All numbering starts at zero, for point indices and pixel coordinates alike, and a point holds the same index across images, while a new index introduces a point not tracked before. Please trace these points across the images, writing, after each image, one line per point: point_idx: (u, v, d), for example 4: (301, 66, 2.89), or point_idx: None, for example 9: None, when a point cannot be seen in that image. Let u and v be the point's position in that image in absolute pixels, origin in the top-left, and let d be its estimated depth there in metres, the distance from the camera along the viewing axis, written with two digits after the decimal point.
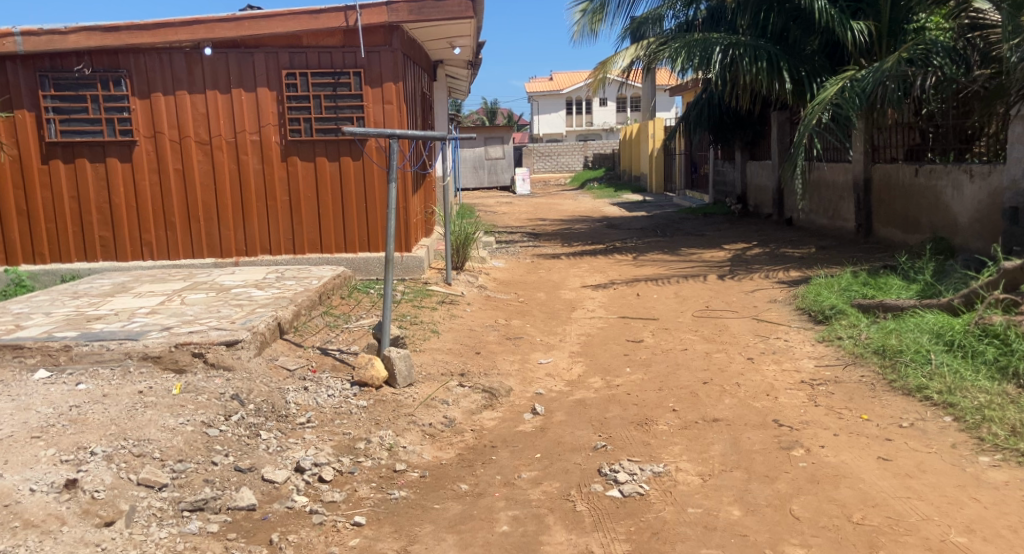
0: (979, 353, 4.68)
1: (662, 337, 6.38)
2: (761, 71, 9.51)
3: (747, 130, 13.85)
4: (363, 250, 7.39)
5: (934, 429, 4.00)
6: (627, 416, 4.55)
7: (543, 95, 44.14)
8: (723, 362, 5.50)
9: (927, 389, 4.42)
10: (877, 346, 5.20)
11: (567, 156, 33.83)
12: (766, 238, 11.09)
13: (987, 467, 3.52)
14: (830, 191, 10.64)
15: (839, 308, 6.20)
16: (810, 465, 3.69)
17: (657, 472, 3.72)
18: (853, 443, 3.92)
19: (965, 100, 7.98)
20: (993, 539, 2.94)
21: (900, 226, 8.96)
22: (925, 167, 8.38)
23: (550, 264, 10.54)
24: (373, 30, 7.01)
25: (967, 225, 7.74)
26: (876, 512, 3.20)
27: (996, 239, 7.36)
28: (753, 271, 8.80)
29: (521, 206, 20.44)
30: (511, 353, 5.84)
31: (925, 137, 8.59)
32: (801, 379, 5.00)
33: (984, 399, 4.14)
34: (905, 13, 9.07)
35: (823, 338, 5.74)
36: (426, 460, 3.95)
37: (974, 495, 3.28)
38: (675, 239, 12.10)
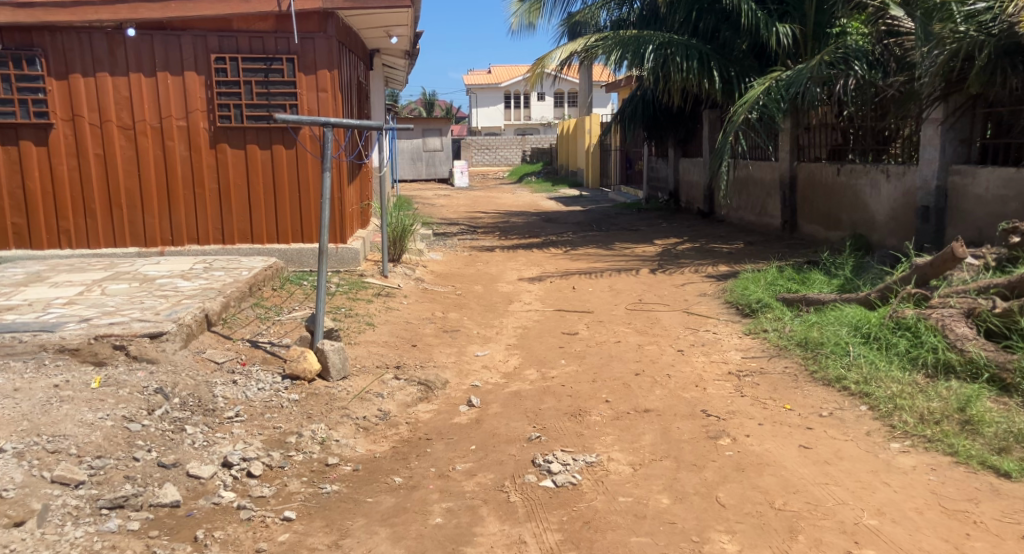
0: (892, 345, 4.88)
1: (596, 329, 6.46)
2: (692, 71, 9.72)
3: (680, 127, 14.15)
4: (295, 242, 7.24)
5: (850, 417, 4.17)
6: (562, 407, 4.59)
7: (481, 88, 44.05)
8: (654, 354, 5.62)
9: (845, 380, 4.61)
10: (799, 338, 5.39)
11: (505, 150, 33.91)
12: (697, 234, 11.34)
13: (898, 452, 3.69)
14: (758, 189, 10.97)
15: (765, 302, 6.41)
16: (736, 453, 3.80)
17: (590, 462, 3.77)
18: (777, 431, 4.05)
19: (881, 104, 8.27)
20: (902, 521, 3.07)
21: (823, 223, 9.30)
22: (846, 166, 8.72)
23: (487, 256, 10.53)
24: (306, 17, 6.86)
25: (883, 222, 8.11)
26: (796, 497, 3.31)
27: (909, 237, 7.74)
28: (685, 265, 8.97)
29: (458, 199, 20.38)
30: (447, 346, 5.82)
31: (847, 138, 8.93)
32: (728, 370, 5.14)
33: (896, 388, 4.33)
34: (829, 17, 9.36)
35: (750, 330, 5.93)
36: (358, 454, 3.90)
37: (885, 479, 3.42)
38: (611, 234, 12.25)
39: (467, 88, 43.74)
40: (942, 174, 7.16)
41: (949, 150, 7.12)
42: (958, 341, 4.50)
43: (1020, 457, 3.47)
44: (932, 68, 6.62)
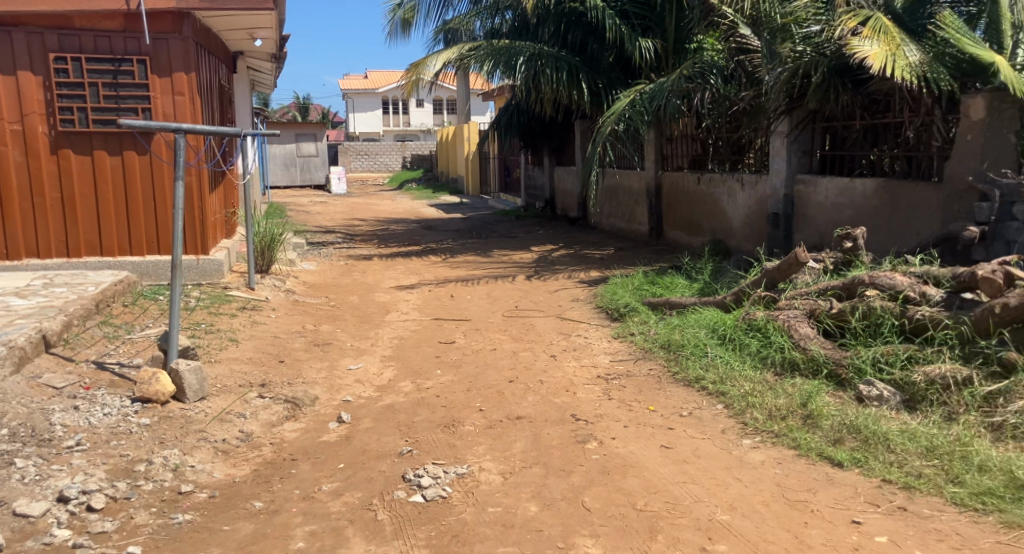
0: (745, 345, 5.15)
1: (473, 338, 6.44)
2: (561, 82, 9.94)
3: (553, 136, 14.45)
4: (151, 253, 6.82)
5: (707, 416, 4.36)
6: (434, 418, 4.54)
7: (357, 93, 43.31)
8: (528, 361, 5.66)
9: (703, 380, 4.82)
10: (663, 341, 5.60)
11: (384, 156, 33.46)
12: (572, 240, 11.59)
13: (749, 448, 3.89)
14: (626, 196, 11.35)
15: (632, 306, 6.63)
16: (602, 456, 3.89)
17: (460, 474, 3.74)
18: (641, 433, 4.17)
19: (735, 117, 8.77)
20: (750, 514, 3.23)
21: (686, 229, 9.75)
22: (705, 176, 9.19)
23: (363, 266, 10.32)
24: (159, 16, 6.49)
25: (739, 229, 8.60)
26: (657, 497, 3.42)
27: (762, 242, 8.23)
28: (560, 271, 9.13)
29: (335, 206, 19.91)
30: (318, 361, 5.64)
31: (706, 148, 9.42)
32: (597, 374, 5.26)
33: (748, 386, 4.58)
34: (686, 33, 9.84)
35: (619, 334, 6.10)
36: (216, 479, 3.70)
37: (737, 475, 3.60)
38: (489, 241, 12.32)
39: (344, 93, 42.91)
40: (789, 184, 7.69)
41: (793, 161, 7.66)
42: (801, 340, 4.80)
43: (851, 447, 3.73)
44: (775, 85, 7.07)
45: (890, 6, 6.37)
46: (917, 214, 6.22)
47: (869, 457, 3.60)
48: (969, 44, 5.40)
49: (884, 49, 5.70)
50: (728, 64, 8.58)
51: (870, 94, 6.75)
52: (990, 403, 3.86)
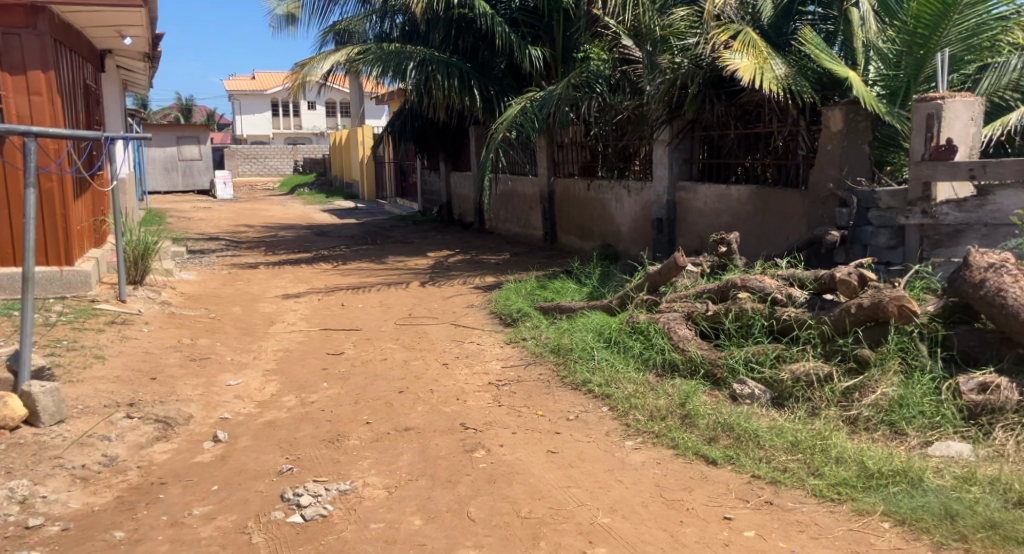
0: (629, 348, 5.27)
1: (362, 348, 6.30)
2: (451, 88, 9.90)
3: (448, 142, 14.41)
4: (6, 266, 6.30)
5: (593, 419, 4.42)
6: (318, 433, 4.39)
7: (245, 94, 41.80)
8: (419, 370, 5.58)
9: (590, 383, 4.89)
10: (552, 345, 5.66)
11: (275, 159, 32.42)
12: (467, 246, 11.57)
13: (631, 450, 3.97)
14: (520, 202, 11.45)
15: (524, 311, 6.67)
16: (489, 465, 3.87)
17: (343, 490, 3.63)
18: (528, 439, 4.18)
19: (620, 125, 8.99)
20: (630, 516, 3.29)
21: (577, 234, 9.94)
22: (595, 182, 9.41)
23: (249, 274, 9.93)
24: (11, 10, 6.01)
25: (627, 234, 8.85)
26: (541, 504, 3.43)
27: (647, 246, 8.52)
28: (453, 277, 9.09)
29: (221, 211, 19.10)
30: (194, 377, 5.35)
31: (595, 155, 9.62)
32: (488, 381, 5.24)
33: (632, 388, 4.68)
34: (574, 43, 10.01)
35: (511, 339, 6.11)
36: (72, 510, 3.43)
37: (620, 477, 3.66)
38: (383, 247, 12.12)
39: (230, 94, 41.33)
40: (671, 191, 7.95)
41: (675, 168, 7.92)
42: (680, 342, 4.96)
43: (724, 444, 3.87)
44: (656, 94, 7.29)
45: (757, 23, 6.82)
46: (786, 219, 6.55)
47: (741, 454, 3.74)
48: (827, 60, 5.80)
49: (753, 63, 5.97)
50: (613, 74, 8.77)
51: (742, 105, 7.08)
52: (848, 397, 4.09)
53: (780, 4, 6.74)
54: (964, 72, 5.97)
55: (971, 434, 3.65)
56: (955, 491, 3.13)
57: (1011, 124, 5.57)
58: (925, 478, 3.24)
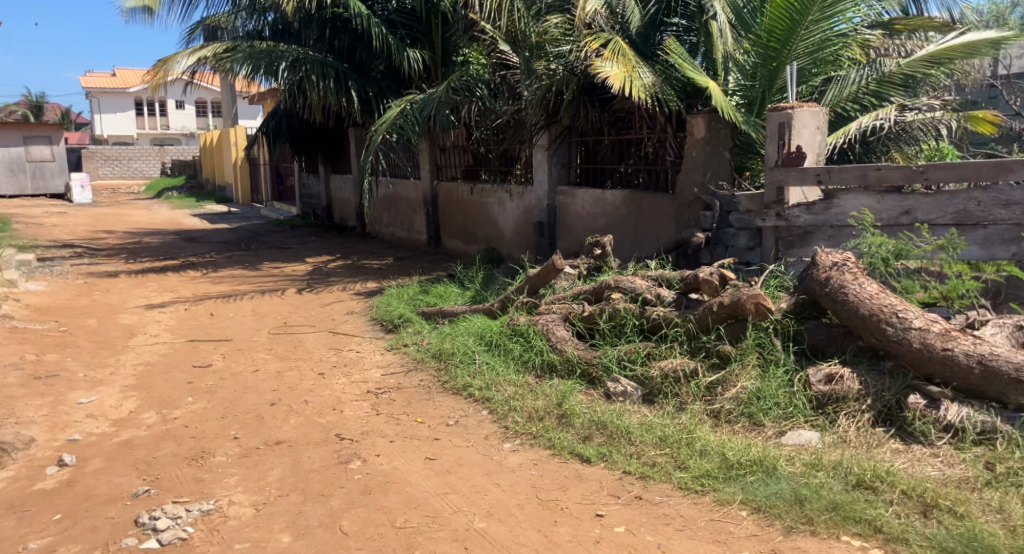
0: (509, 350, 5.30)
1: (232, 359, 6.02)
2: (327, 90, 9.67)
3: (327, 144, 14.07)
4: None
5: (473, 423, 4.42)
6: (180, 451, 4.16)
7: (104, 92, 39.21)
8: (293, 381, 5.39)
9: (470, 387, 4.89)
10: (433, 350, 5.62)
11: (139, 162, 30.61)
12: (347, 250, 11.32)
13: (509, 452, 3.99)
14: (403, 205, 11.34)
15: (406, 317, 6.59)
16: (365, 475, 3.78)
17: (205, 510, 3.45)
18: (406, 447, 4.12)
19: (501, 129, 9.05)
20: (505, 519, 3.30)
21: (461, 238, 9.96)
22: (478, 186, 9.46)
23: (107, 284, 9.31)
24: None
25: (511, 237, 8.96)
26: (416, 512, 3.38)
27: (529, 249, 8.66)
28: (331, 283, 8.87)
29: (78, 217, 17.81)
30: (39, 397, 4.94)
31: (477, 159, 9.66)
32: (367, 389, 5.13)
33: (511, 391, 4.71)
34: (452, 46, 10.00)
35: (392, 346, 6.02)
36: None
37: (497, 481, 3.67)
38: (257, 253, 11.67)
39: (87, 91, 38.67)
40: (551, 195, 8.09)
41: (554, 172, 8.07)
42: (558, 343, 5.03)
43: (598, 442, 3.96)
44: (532, 99, 7.39)
45: (626, 32, 7.05)
46: (657, 221, 6.79)
47: (613, 451, 3.84)
48: (691, 69, 6.08)
49: (623, 71, 6.15)
50: (491, 78, 8.82)
51: (615, 112, 7.29)
52: (712, 391, 4.28)
53: (646, 15, 7.03)
54: (811, 84, 6.39)
55: (820, 422, 3.87)
56: (804, 477, 3.33)
57: (853, 132, 6.02)
58: (778, 466, 3.43)
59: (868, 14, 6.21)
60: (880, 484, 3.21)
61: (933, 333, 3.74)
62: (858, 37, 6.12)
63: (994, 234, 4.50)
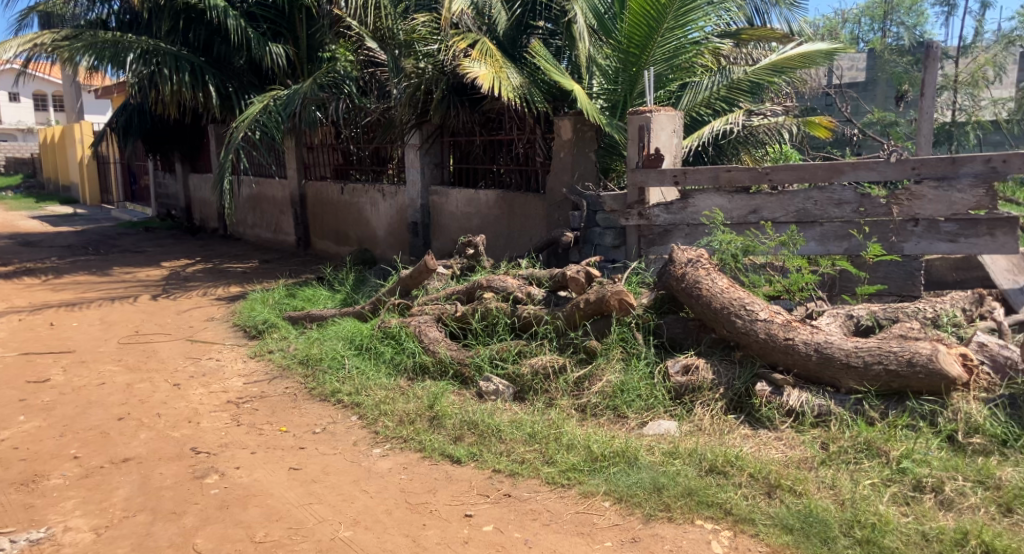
0: (380, 353, 5.21)
1: (75, 373, 5.59)
2: (182, 84, 9.16)
3: (185, 142, 13.34)
4: None
5: (341, 430, 4.31)
6: (9, 477, 3.81)
7: None
8: (144, 393, 5.06)
9: (339, 392, 4.77)
10: (301, 356, 5.44)
11: None
12: (209, 254, 10.78)
13: (378, 457, 3.92)
14: (269, 206, 10.93)
15: (271, 322, 6.35)
16: (222, 490, 3.61)
17: (33, 539, 3.22)
18: (268, 458, 3.97)
19: (370, 127, 8.90)
20: (372, 526, 3.24)
21: (333, 239, 9.73)
22: (348, 186, 9.26)
23: None
24: None
25: (384, 238, 8.83)
26: (277, 525, 3.27)
27: (402, 250, 8.57)
28: (190, 288, 8.41)
29: None
30: None
31: (347, 158, 9.45)
32: (227, 399, 4.90)
33: (382, 395, 4.63)
34: (317, 41, 9.73)
35: (256, 353, 5.78)
36: None
37: (364, 487, 3.60)
38: (107, 258, 10.89)
39: None
40: (424, 195, 8.04)
41: (427, 172, 8.02)
42: (430, 344, 5.00)
43: (469, 442, 3.96)
44: (401, 98, 7.31)
45: (493, 33, 7.10)
46: (529, 221, 6.89)
47: (484, 450, 3.85)
48: (556, 72, 6.21)
49: (490, 71, 6.19)
50: (359, 75, 8.65)
51: (484, 112, 7.34)
52: (579, 386, 4.38)
53: (513, 17, 7.12)
54: (668, 89, 6.69)
55: (678, 412, 4.05)
56: (663, 465, 3.48)
57: (707, 136, 6.35)
58: (639, 456, 3.56)
59: (718, 23, 6.56)
60: (730, 469, 3.39)
61: (776, 323, 4.01)
62: (710, 45, 6.44)
63: (829, 230, 4.87)
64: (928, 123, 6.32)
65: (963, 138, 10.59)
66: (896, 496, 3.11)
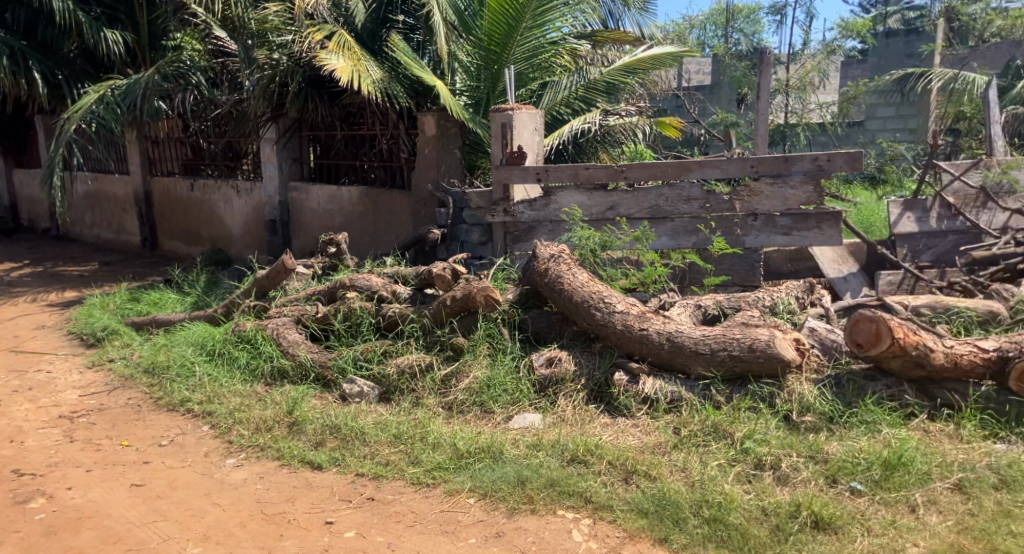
0: (235, 359, 4.95)
1: None
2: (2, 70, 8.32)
3: (8, 133, 12.14)
4: None
5: (191, 441, 4.07)
6: None
7: None
8: None
9: (189, 402, 4.50)
10: (145, 364, 5.09)
11: None
12: (39, 256, 9.88)
13: (231, 468, 3.73)
14: (110, 204, 10.17)
15: (111, 329, 5.90)
16: (50, 514, 3.31)
17: None
18: (107, 476, 3.68)
19: (222, 120, 8.46)
20: (224, 541, 3.08)
21: (183, 239, 9.19)
22: (199, 182, 8.77)
23: None
24: None
25: (240, 237, 8.43)
26: (116, 548, 3.04)
27: (260, 249, 8.21)
28: (16, 295, 7.67)
29: None
30: None
31: (197, 152, 8.95)
32: (58, 414, 4.50)
33: (236, 402, 4.41)
34: (160, 28, 9.13)
35: (94, 363, 5.35)
36: None
37: (215, 500, 3.41)
38: None
39: None
40: (283, 191, 7.74)
41: (285, 168, 7.73)
42: (289, 347, 4.81)
43: (330, 447, 3.84)
44: (255, 90, 6.99)
45: (351, 25, 6.92)
46: (393, 218, 6.79)
47: (346, 454, 3.75)
48: (417, 67, 6.15)
49: (349, 64, 6.03)
50: (207, 65, 8.19)
51: (345, 106, 7.18)
52: (446, 384, 4.35)
53: (371, 10, 6.97)
54: (529, 87, 6.78)
55: (542, 404, 4.11)
56: (526, 459, 3.52)
57: (567, 134, 6.50)
58: (503, 451, 3.59)
59: (575, 23, 6.72)
60: (591, 458, 3.48)
61: (632, 314, 4.17)
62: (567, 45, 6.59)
63: (680, 225, 5.11)
64: (764, 123, 6.75)
65: (795, 138, 11.46)
66: (740, 475, 3.31)
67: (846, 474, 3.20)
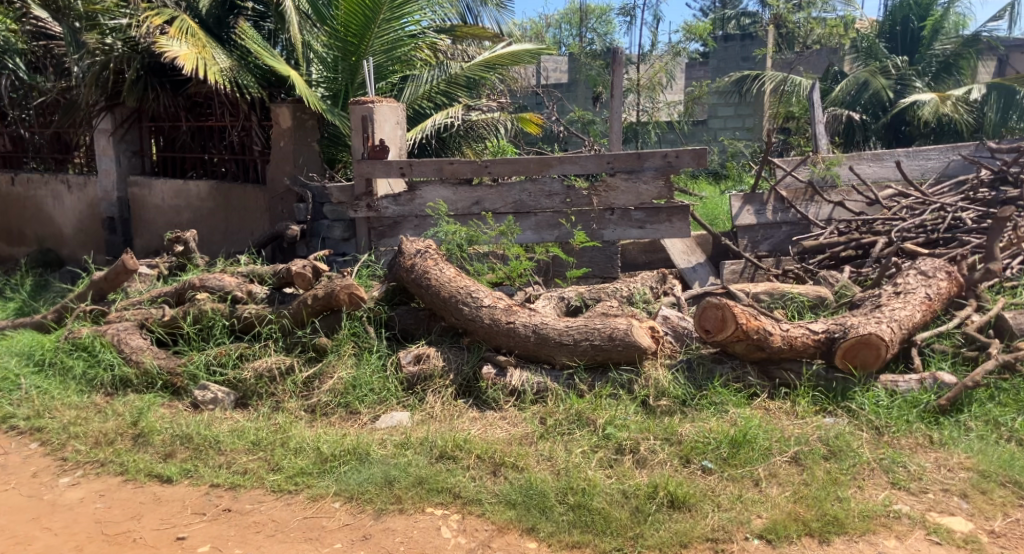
0: (68, 369, 4.55)
1: None
2: None
3: None
4: None
5: (17, 461, 3.71)
6: None
7: None
8: None
9: (14, 418, 4.10)
10: None
11: None
12: None
13: (66, 488, 3.44)
14: None
15: None
16: None
17: None
18: None
19: (48, 109, 7.77)
20: None
21: (5, 239, 8.36)
22: (22, 176, 8.01)
23: None
24: None
25: (72, 236, 7.77)
26: None
27: (97, 249, 7.60)
28: None
29: None
30: None
31: (19, 144, 8.17)
32: None
33: (71, 415, 4.06)
34: None
35: None
36: None
37: (47, 525, 3.13)
38: None
39: None
40: (121, 186, 7.21)
41: (123, 161, 7.19)
42: (132, 354, 4.48)
43: (181, 458, 3.61)
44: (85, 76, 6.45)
45: (194, 10, 6.50)
46: (246, 214, 6.48)
47: (199, 465, 3.54)
48: (269, 57, 5.90)
49: (194, 52, 5.68)
50: (28, 48, 7.48)
51: (190, 96, 6.80)
52: (308, 386, 4.21)
53: None
54: (389, 80, 6.69)
55: (410, 402, 4.07)
56: (393, 458, 3.47)
57: (428, 129, 6.48)
58: (370, 451, 3.51)
59: (433, 17, 6.68)
60: (459, 453, 3.48)
61: (499, 308, 4.21)
62: (426, 39, 6.55)
63: (543, 220, 5.22)
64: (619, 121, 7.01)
65: (646, 136, 12.01)
66: (602, 460, 3.42)
67: (699, 454, 3.39)
